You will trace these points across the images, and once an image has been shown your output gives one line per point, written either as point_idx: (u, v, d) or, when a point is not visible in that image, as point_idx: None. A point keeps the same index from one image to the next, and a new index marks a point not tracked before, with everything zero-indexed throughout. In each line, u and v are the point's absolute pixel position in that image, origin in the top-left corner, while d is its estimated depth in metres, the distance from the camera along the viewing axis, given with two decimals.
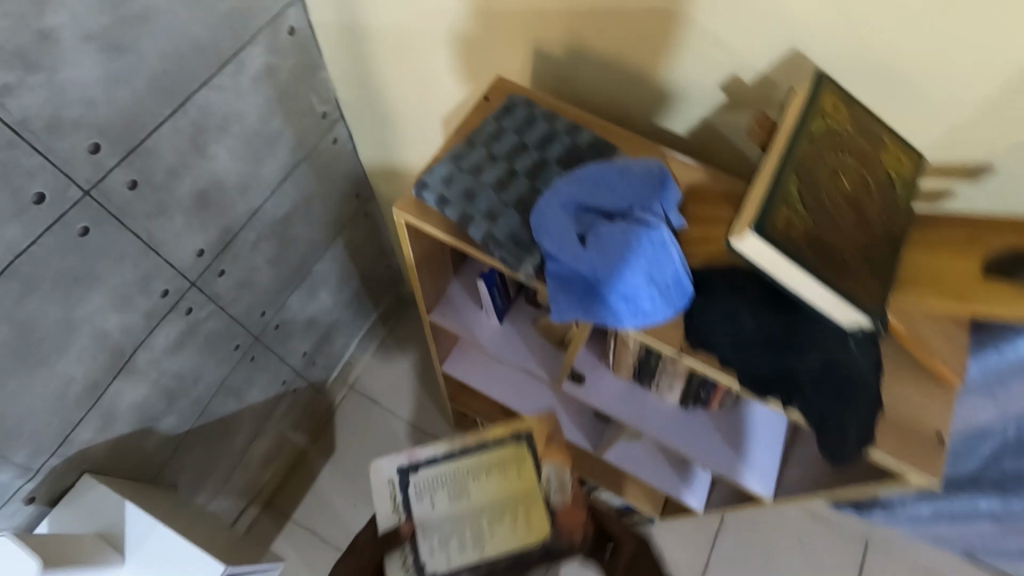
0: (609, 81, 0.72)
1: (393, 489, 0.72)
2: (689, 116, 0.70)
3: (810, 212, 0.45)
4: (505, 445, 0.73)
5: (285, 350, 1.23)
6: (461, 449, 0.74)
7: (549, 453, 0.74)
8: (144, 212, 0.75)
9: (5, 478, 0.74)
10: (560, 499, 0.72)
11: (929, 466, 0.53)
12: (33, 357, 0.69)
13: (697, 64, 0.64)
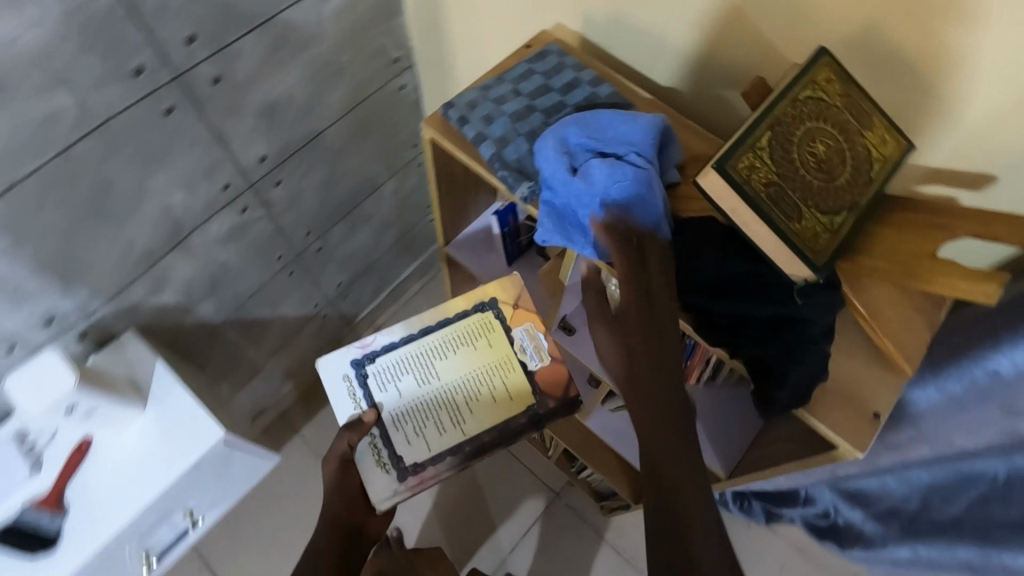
0: (648, 52, 0.77)
1: (352, 382, 0.79)
2: (715, 95, 0.74)
3: (777, 164, 0.53)
4: (469, 317, 0.81)
5: (322, 275, 1.33)
6: (421, 333, 0.81)
7: (518, 317, 0.81)
8: (220, 106, 0.85)
9: (65, 313, 0.85)
10: (539, 361, 0.79)
11: (856, 437, 0.58)
12: (108, 210, 0.80)
13: (728, 44, 0.69)
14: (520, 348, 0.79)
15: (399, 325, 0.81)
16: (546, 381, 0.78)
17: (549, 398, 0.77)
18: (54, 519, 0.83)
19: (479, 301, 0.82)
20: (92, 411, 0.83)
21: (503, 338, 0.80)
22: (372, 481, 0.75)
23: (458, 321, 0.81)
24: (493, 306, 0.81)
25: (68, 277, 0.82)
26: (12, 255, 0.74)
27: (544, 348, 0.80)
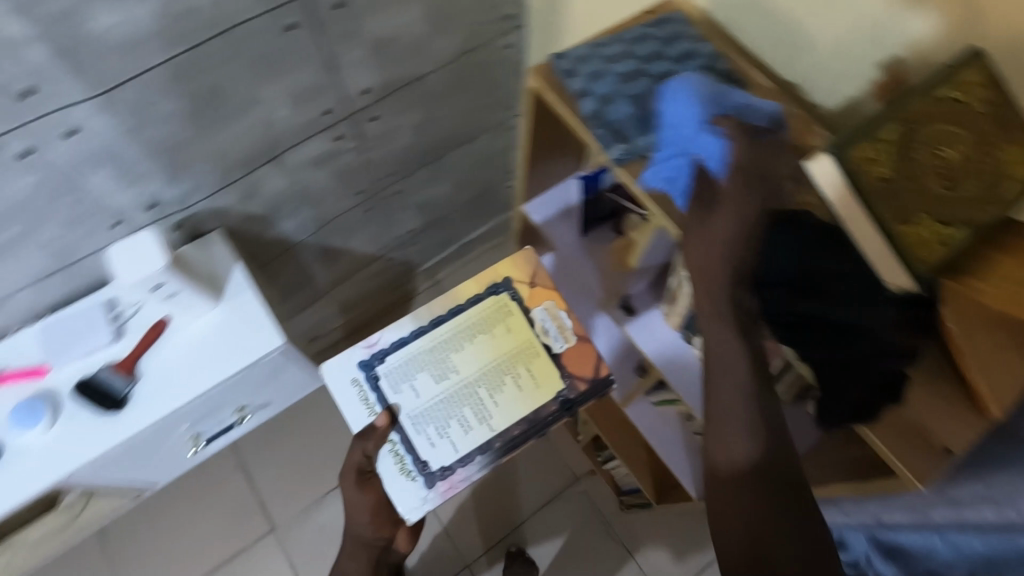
0: (769, 31, 0.69)
1: (363, 386, 0.82)
2: (836, 91, 0.67)
3: (897, 164, 0.51)
4: (483, 301, 0.85)
5: (396, 218, 1.37)
6: (432, 326, 0.84)
7: (536, 297, 0.85)
8: (337, 32, 0.88)
9: (166, 203, 0.92)
10: (564, 343, 0.83)
11: (921, 469, 0.56)
12: (219, 112, 0.85)
13: (859, 33, 0.61)
14: (544, 331, 0.83)
15: (406, 322, 0.85)
16: (574, 363, 0.82)
17: (579, 380, 0.81)
18: (126, 383, 0.89)
19: (493, 285, 0.86)
20: (174, 293, 0.87)
21: (524, 323, 0.84)
22: (400, 491, 0.78)
23: (472, 308, 0.84)
24: (508, 288, 0.86)
25: (174, 169, 0.88)
26: (132, 137, 0.80)
27: (567, 329, 0.83)
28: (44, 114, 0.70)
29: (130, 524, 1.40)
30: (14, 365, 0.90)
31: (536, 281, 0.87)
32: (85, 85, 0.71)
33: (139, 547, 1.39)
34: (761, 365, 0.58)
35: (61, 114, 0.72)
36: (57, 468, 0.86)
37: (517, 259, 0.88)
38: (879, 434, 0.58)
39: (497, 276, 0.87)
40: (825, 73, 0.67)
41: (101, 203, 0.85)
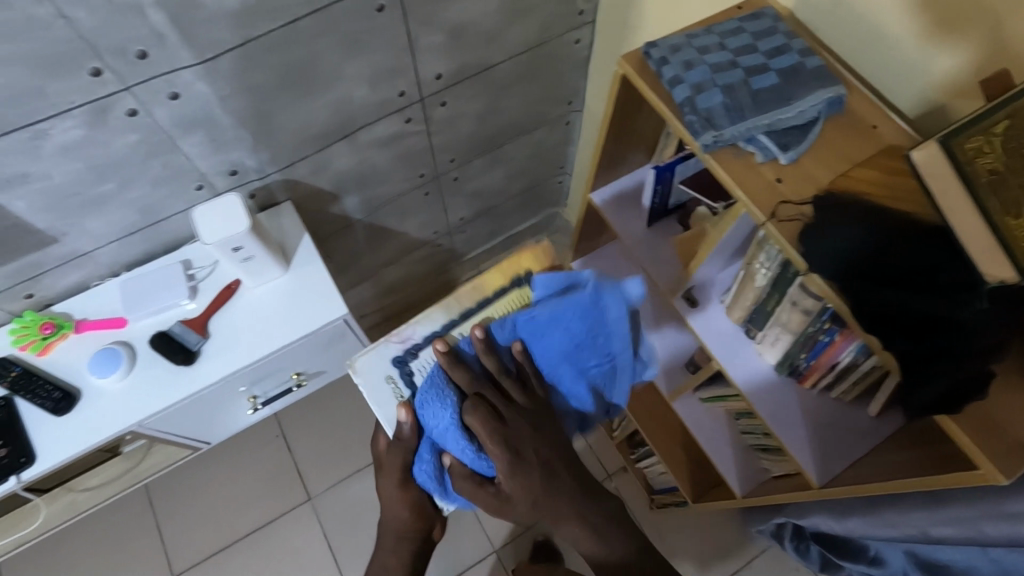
0: (852, 23, 0.68)
1: (397, 382, 0.75)
2: (922, 86, 0.65)
3: (1011, 157, 0.47)
4: (509, 295, 0.75)
5: (449, 205, 1.40)
6: (462, 320, 0.75)
7: None
8: (420, 16, 0.91)
9: (245, 173, 0.96)
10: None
11: (1002, 464, 0.51)
12: (305, 87, 0.89)
13: (954, 26, 0.59)
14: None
15: (435, 312, 0.75)
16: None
17: None
18: (198, 340, 0.93)
19: (517, 276, 0.75)
20: (249, 257, 0.90)
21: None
22: (440, 488, 0.77)
23: (502, 300, 0.75)
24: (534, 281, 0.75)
25: (257, 139, 0.91)
26: (225, 105, 0.83)
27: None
28: (152, 77, 0.74)
29: (175, 483, 1.46)
30: (94, 316, 0.95)
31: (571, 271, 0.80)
32: (192, 51, 0.74)
33: (182, 505, 1.44)
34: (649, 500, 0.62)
35: (166, 78, 0.76)
36: (127, 416, 0.89)
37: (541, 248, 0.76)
38: (960, 423, 0.52)
39: (520, 264, 0.75)
40: (909, 67, 0.65)
41: (188, 167, 0.89)
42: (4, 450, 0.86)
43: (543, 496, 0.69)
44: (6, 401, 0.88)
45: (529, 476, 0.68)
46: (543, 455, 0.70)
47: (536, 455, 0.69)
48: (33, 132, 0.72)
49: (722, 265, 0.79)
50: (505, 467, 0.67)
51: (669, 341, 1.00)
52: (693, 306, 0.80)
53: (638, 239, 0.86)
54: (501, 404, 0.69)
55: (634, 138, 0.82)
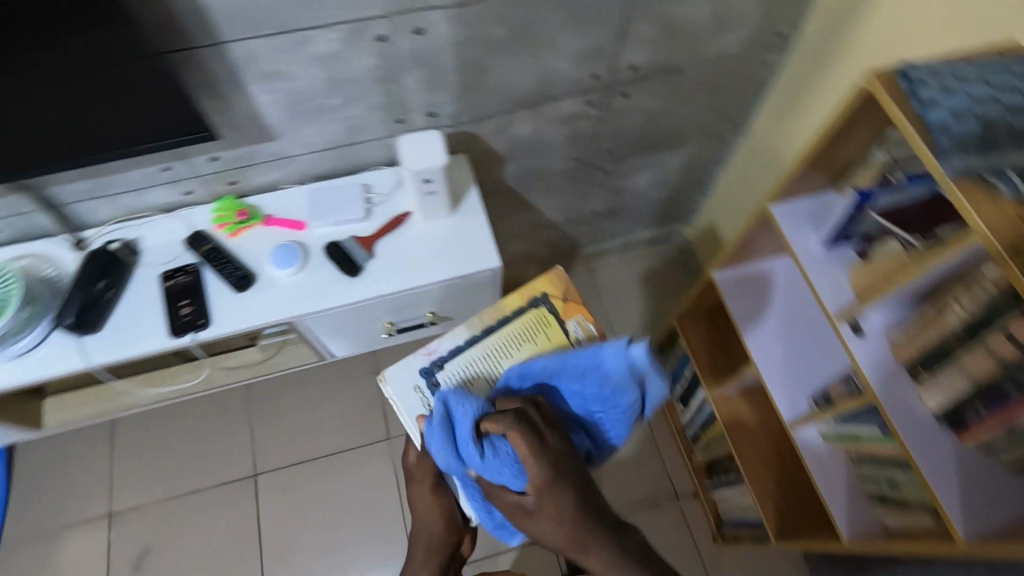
0: None
1: (425, 392, 0.85)
2: None
3: None
4: (527, 314, 0.87)
5: (588, 196, 1.44)
6: (483, 335, 0.86)
7: (569, 310, 0.87)
8: (642, 6, 0.95)
9: (441, 117, 1.03)
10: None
11: None
12: (520, 49, 0.95)
13: None
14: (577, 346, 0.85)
15: (459, 330, 0.87)
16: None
17: None
18: (365, 256, 1.00)
19: (532, 298, 0.88)
20: (432, 192, 0.97)
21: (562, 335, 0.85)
22: (467, 500, 0.80)
23: (514, 320, 0.86)
24: (547, 303, 0.87)
25: (464, 89, 0.98)
26: (453, 50, 0.91)
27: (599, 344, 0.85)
28: (410, 10, 0.83)
29: (272, 390, 1.55)
30: (279, 214, 1.04)
31: (569, 298, 0.88)
32: None
33: (276, 412, 1.53)
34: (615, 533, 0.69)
35: (419, 13, 0.84)
36: (292, 307, 0.97)
37: (551, 274, 0.89)
38: None
39: (536, 291, 0.88)
40: None
41: (400, 100, 0.97)
42: (188, 308, 0.95)
43: (574, 519, 0.67)
44: (196, 267, 0.98)
45: (560, 508, 0.67)
46: (569, 489, 0.67)
47: (575, 511, 0.67)
48: (303, 36, 0.81)
49: (899, 302, 0.78)
50: (539, 487, 0.66)
51: (800, 373, 1.02)
52: (857, 334, 0.80)
53: (812, 258, 0.86)
54: (540, 439, 0.67)
55: (833, 161, 0.83)
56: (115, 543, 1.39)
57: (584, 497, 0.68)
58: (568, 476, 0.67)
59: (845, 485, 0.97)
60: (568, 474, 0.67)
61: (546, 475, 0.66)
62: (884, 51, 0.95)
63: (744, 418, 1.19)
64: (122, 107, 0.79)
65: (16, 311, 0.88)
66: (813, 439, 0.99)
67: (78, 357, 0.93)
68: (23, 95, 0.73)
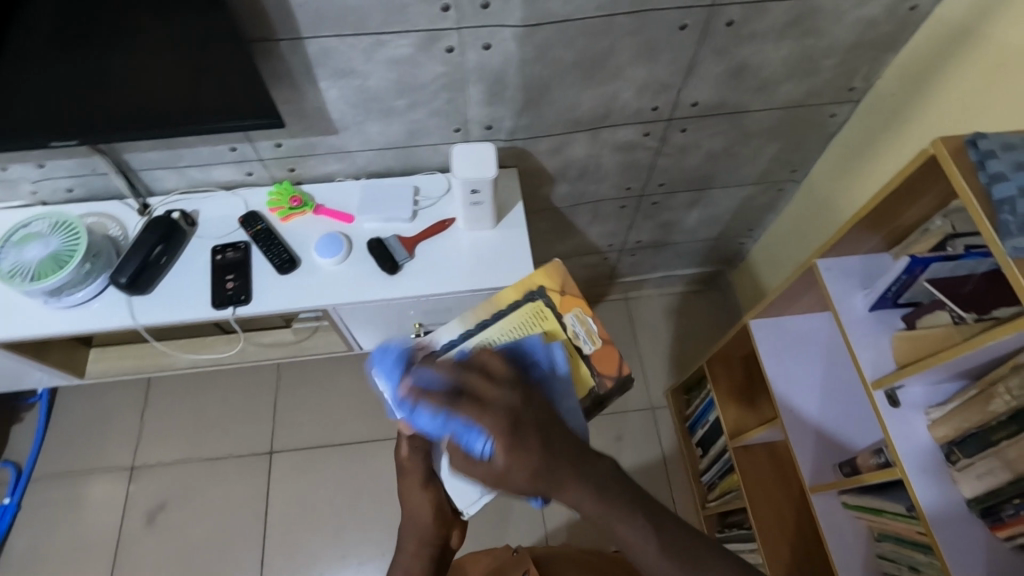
0: None
1: None
2: None
3: None
4: (522, 307, 0.90)
5: (635, 226, 1.44)
6: (477, 330, 0.88)
7: (567, 304, 0.91)
8: (713, 44, 0.95)
9: (497, 131, 1.05)
10: (592, 345, 0.88)
11: None
12: (585, 74, 0.96)
13: None
14: (574, 335, 0.89)
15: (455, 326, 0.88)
16: (600, 363, 0.87)
17: (607, 379, 0.86)
18: (405, 256, 1.02)
19: (529, 291, 0.92)
20: (478, 204, 0.99)
21: (558, 326, 0.88)
22: (459, 490, 0.81)
23: (511, 313, 0.89)
24: (543, 295, 0.91)
25: (523, 106, 1.00)
26: (519, 68, 0.93)
27: (595, 333, 0.89)
28: (482, 26, 0.85)
29: (301, 373, 1.59)
30: (330, 205, 1.08)
31: (566, 291, 0.92)
32: (523, 15, 0.85)
33: (301, 394, 1.56)
34: (576, 455, 0.59)
35: (491, 29, 0.86)
36: (329, 296, 1.00)
37: (547, 268, 0.94)
38: None
39: (531, 285, 0.92)
40: None
41: (461, 110, 1.00)
42: (233, 283, 0.99)
43: (545, 466, 0.57)
44: (246, 245, 1.02)
45: (526, 449, 0.57)
46: (539, 406, 0.61)
47: (558, 440, 0.59)
48: (378, 40, 0.85)
49: (942, 377, 0.75)
50: (501, 435, 0.56)
51: (826, 434, 0.98)
52: (893, 404, 0.76)
53: (854, 319, 0.83)
54: (478, 398, 0.59)
55: (889, 223, 0.81)
56: (133, 495, 1.44)
57: (557, 447, 0.58)
58: (531, 395, 0.62)
59: (862, 559, 0.92)
60: (534, 398, 0.61)
61: (515, 400, 0.59)
62: (961, 118, 0.92)
63: (760, 475, 1.16)
64: (203, 87, 0.84)
65: (78, 264, 0.93)
66: (832, 505, 0.95)
67: (126, 315, 0.98)
68: (117, 65, 0.80)
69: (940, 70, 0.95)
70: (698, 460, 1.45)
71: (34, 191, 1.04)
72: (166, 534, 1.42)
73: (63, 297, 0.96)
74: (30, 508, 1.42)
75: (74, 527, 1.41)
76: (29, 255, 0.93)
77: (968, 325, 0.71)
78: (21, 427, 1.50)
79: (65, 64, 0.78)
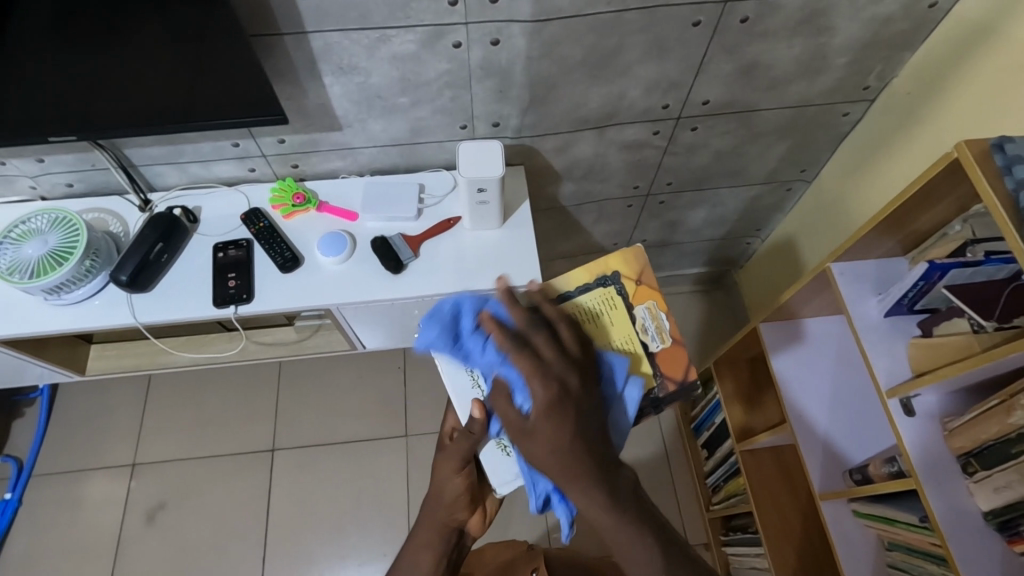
0: None
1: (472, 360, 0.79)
2: None
3: None
4: (592, 291, 0.84)
5: (642, 225, 1.42)
6: None
7: (640, 295, 0.84)
8: (726, 42, 0.93)
9: (504, 128, 1.03)
10: (660, 344, 0.82)
11: None
12: (594, 71, 0.94)
13: None
14: (643, 329, 0.82)
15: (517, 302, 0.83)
16: (665, 363, 0.81)
17: (670, 381, 0.79)
18: (410, 255, 1.00)
19: (602, 277, 0.85)
20: (484, 203, 0.97)
21: (627, 318, 0.82)
22: (498, 470, 0.76)
23: (580, 297, 0.83)
24: (617, 282, 0.85)
25: (529, 104, 0.98)
26: (527, 65, 0.91)
27: (666, 331, 0.82)
28: (489, 21, 0.83)
29: (305, 371, 1.58)
30: (333, 202, 1.06)
31: (642, 281, 0.86)
32: (531, 11, 0.82)
33: (302, 392, 1.55)
34: (602, 447, 0.65)
35: (499, 25, 0.84)
36: (332, 295, 0.99)
37: (626, 255, 0.87)
38: None
39: (607, 270, 0.86)
40: None
41: (467, 107, 0.98)
42: (234, 281, 0.98)
43: (571, 451, 0.63)
44: (248, 243, 1.01)
45: (561, 428, 0.64)
46: (589, 396, 0.68)
47: (591, 432, 0.65)
48: (382, 35, 0.83)
49: (959, 386, 0.73)
50: (545, 403, 0.65)
51: (837, 441, 0.96)
52: (908, 413, 0.75)
53: (868, 326, 0.81)
54: (539, 359, 0.68)
55: (906, 227, 0.79)
56: (134, 492, 1.44)
57: (591, 420, 0.66)
58: (587, 385, 0.68)
59: (872, 568, 0.91)
60: (588, 386, 0.68)
61: (568, 380, 0.67)
62: (980, 120, 0.90)
63: (767, 479, 1.14)
64: (203, 82, 0.82)
65: (79, 261, 0.91)
66: (841, 512, 0.93)
67: (126, 313, 0.97)
68: (115, 59, 0.78)
69: (959, 69, 0.92)
70: (703, 462, 1.43)
71: (33, 187, 1.03)
72: (167, 532, 1.41)
73: (63, 295, 0.95)
74: (31, 504, 1.42)
75: (75, 523, 1.40)
76: (29, 252, 0.92)
77: (987, 334, 0.69)
78: (21, 423, 1.49)
79: (63, 56, 0.77)
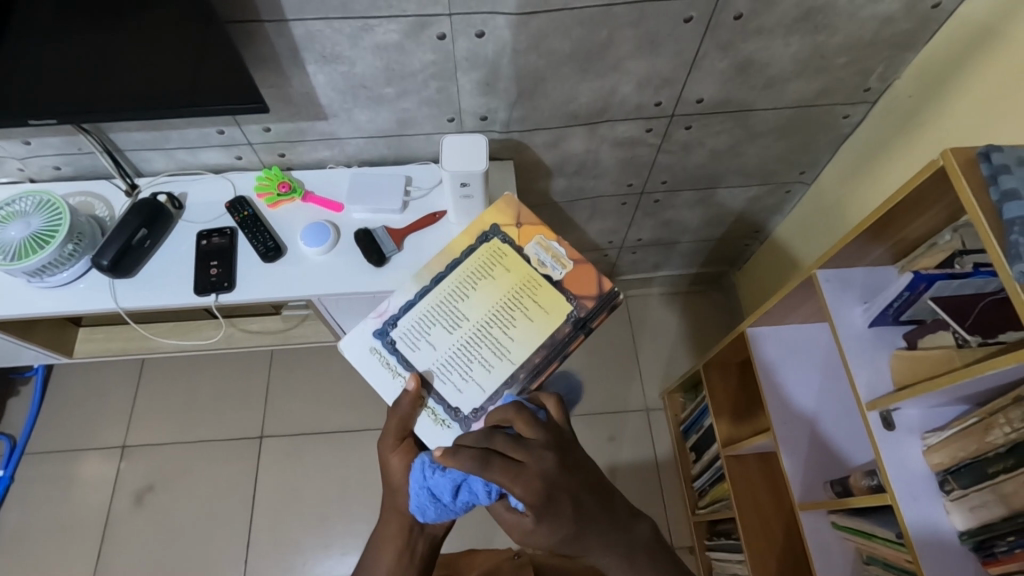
0: None
1: (381, 353, 0.85)
2: None
3: None
4: (477, 250, 0.90)
5: (637, 223, 1.40)
6: (433, 283, 0.88)
7: (525, 233, 0.91)
8: (719, 38, 0.90)
9: (492, 122, 1.02)
10: (562, 270, 0.88)
11: None
12: (584, 65, 0.92)
13: None
14: (540, 263, 0.89)
15: (411, 287, 0.89)
16: (577, 286, 0.87)
17: (585, 300, 0.85)
18: (393, 249, 0.99)
19: (482, 234, 0.92)
20: (468, 197, 0.95)
21: (520, 259, 0.89)
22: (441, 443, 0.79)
23: (467, 258, 0.90)
24: (498, 233, 0.91)
25: (518, 98, 0.97)
26: (513, 58, 0.89)
27: (562, 256, 0.89)
28: (474, 12, 0.82)
29: (298, 359, 1.58)
30: (319, 192, 1.06)
31: (522, 222, 0.92)
32: (516, 3, 0.81)
33: (293, 381, 1.56)
34: (606, 509, 0.64)
35: (483, 16, 0.82)
36: (313, 287, 0.98)
37: (499, 205, 0.94)
38: None
39: (485, 226, 0.92)
40: None
41: (454, 99, 0.96)
42: (217, 269, 0.98)
43: (575, 536, 0.62)
44: (232, 231, 1.00)
45: (560, 524, 0.61)
46: (574, 474, 0.64)
47: (592, 505, 0.63)
48: (364, 24, 0.82)
49: (941, 402, 0.71)
50: (535, 506, 0.61)
51: (818, 442, 0.94)
52: (886, 426, 0.73)
53: (852, 335, 0.79)
54: (512, 462, 0.62)
55: (895, 236, 0.76)
56: (123, 473, 1.45)
57: (588, 497, 0.64)
58: (568, 456, 0.65)
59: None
60: (574, 455, 0.65)
61: (550, 467, 0.63)
62: (981, 124, 0.86)
63: (750, 484, 1.13)
64: (183, 68, 0.82)
65: (61, 244, 0.92)
66: (821, 524, 0.92)
67: (109, 298, 0.97)
68: (95, 41, 0.77)
69: (962, 73, 0.89)
70: (691, 465, 1.42)
71: (21, 168, 1.04)
72: (154, 514, 1.42)
73: (47, 277, 0.95)
74: (23, 481, 1.44)
75: (66, 502, 1.42)
76: (12, 234, 0.92)
77: (971, 349, 0.67)
78: (18, 400, 1.51)
79: (44, 38, 0.76)
